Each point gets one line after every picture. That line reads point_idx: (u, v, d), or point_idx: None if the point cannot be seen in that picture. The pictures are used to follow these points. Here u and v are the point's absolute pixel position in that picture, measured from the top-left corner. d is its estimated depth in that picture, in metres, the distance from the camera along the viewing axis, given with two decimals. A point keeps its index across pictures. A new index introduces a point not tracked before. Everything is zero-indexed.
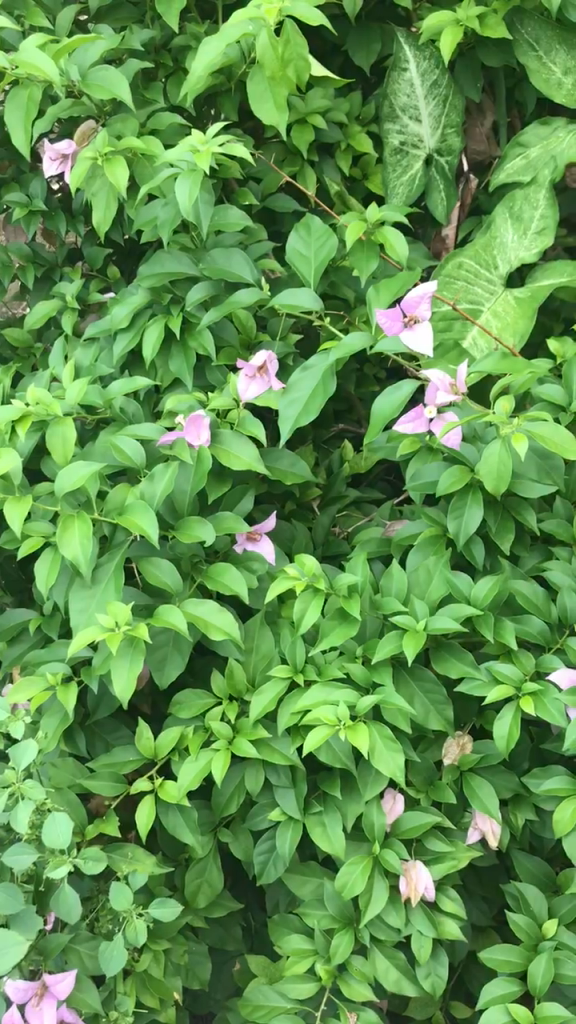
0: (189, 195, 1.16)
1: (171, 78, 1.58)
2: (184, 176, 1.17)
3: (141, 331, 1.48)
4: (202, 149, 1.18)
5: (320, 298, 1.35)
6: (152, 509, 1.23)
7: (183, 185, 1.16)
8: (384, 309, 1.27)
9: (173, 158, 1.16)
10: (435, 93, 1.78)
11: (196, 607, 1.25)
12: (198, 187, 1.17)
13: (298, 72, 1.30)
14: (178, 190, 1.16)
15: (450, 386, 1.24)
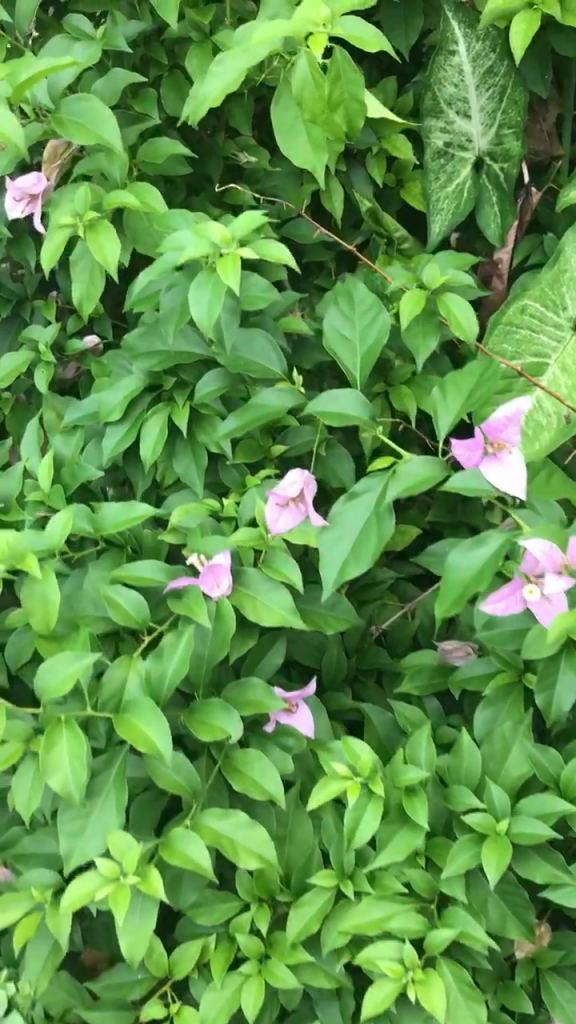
0: (209, 309, 0.84)
1: (167, 83, 1.24)
2: (202, 277, 0.85)
3: (139, 422, 1.18)
4: (224, 243, 0.86)
5: (369, 404, 1.05)
6: (159, 706, 0.95)
7: (200, 291, 0.85)
8: (460, 435, 0.98)
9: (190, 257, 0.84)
10: (490, 84, 1.44)
11: (220, 822, 0.98)
12: (223, 296, 0.85)
13: (349, 115, 0.95)
14: (192, 300, 0.84)
15: (557, 559, 0.93)
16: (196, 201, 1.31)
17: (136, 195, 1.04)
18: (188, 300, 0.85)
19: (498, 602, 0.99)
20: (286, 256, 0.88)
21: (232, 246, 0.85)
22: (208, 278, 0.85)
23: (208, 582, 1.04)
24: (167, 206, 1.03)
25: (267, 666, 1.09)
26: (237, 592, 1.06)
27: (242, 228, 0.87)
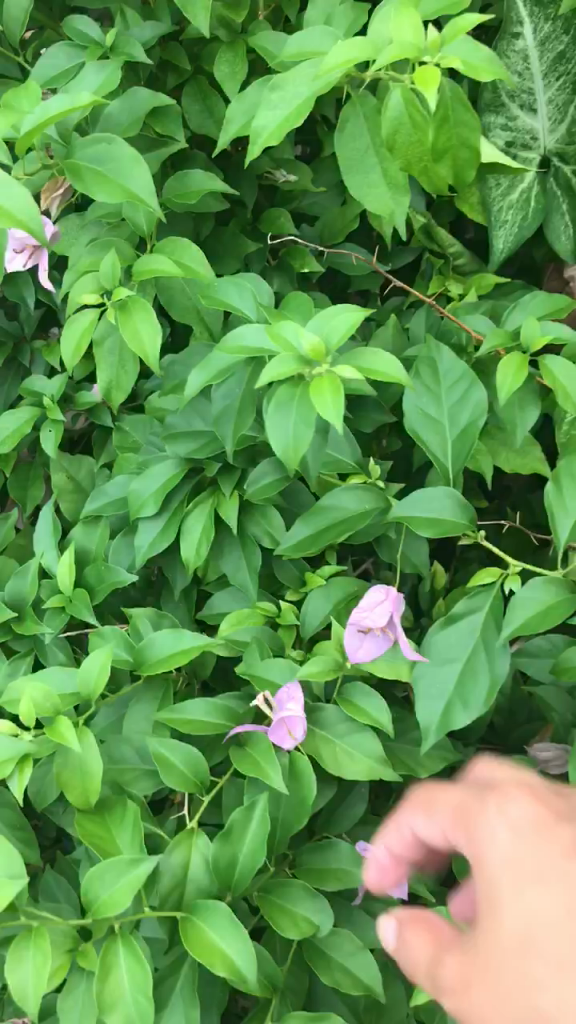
0: (293, 442, 0.68)
1: (189, 95, 1.01)
2: (282, 397, 0.68)
3: (178, 516, 0.98)
4: (314, 359, 0.68)
5: (463, 501, 0.85)
6: (233, 913, 0.76)
7: (280, 416, 0.68)
8: None
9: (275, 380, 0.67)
10: (560, 71, 1.21)
11: None
12: (310, 424, 0.68)
13: (457, 162, 0.74)
14: (270, 428, 0.68)
15: None
16: (227, 231, 1.09)
17: (172, 257, 0.83)
18: (265, 425, 0.68)
19: None
20: (394, 371, 0.70)
21: (326, 366, 0.68)
22: (292, 398, 0.69)
23: (280, 733, 0.85)
24: (212, 271, 0.82)
25: (349, 820, 0.90)
26: (313, 737, 0.87)
27: (338, 338, 0.69)
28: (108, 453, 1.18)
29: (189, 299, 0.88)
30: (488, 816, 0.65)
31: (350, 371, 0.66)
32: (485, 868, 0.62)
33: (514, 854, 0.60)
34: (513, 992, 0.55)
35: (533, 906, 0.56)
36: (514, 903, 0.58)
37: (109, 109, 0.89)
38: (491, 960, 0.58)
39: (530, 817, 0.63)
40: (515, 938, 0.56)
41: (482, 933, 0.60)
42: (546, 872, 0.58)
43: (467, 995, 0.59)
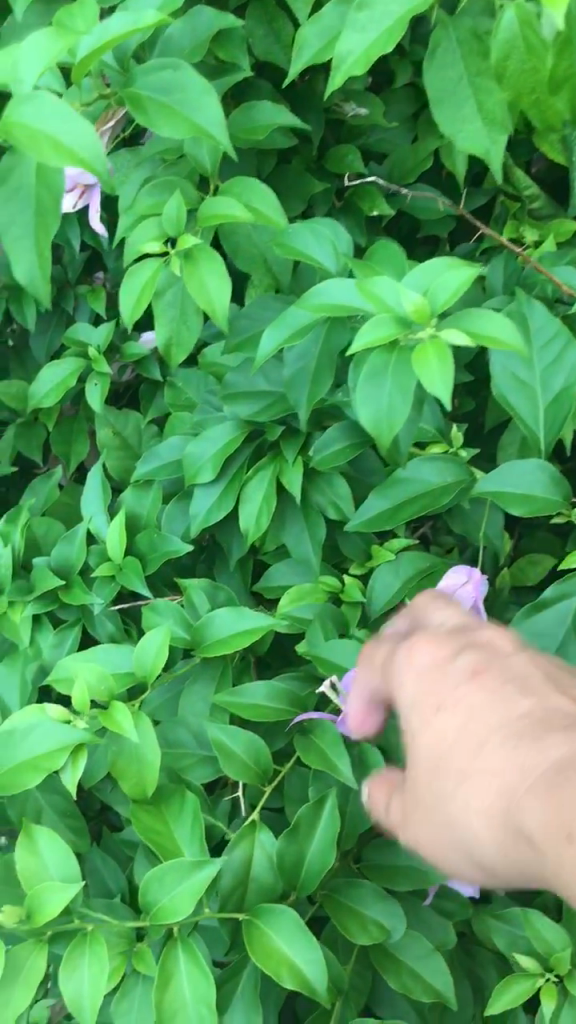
0: (386, 415, 0.61)
1: (254, 17, 0.92)
2: (376, 364, 0.62)
3: (238, 484, 0.91)
4: (417, 319, 0.61)
5: (552, 472, 0.78)
6: (302, 919, 0.71)
7: (374, 386, 0.62)
8: None
9: (371, 340, 0.61)
10: None
11: None
12: (407, 394, 0.61)
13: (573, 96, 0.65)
14: (362, 398, 0.61)
15: None
16: (290, 169, 1.00)
17: (241, 201, 0.75)
18: (356, 396, 0.62)
19: None
20: (509, 338, 0.62)
21: (430, 328, 0.61)
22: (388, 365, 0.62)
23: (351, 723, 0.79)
24: (286, 217, 0.73)
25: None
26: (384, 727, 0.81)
27: (445, 295, 0.62)
28: (157, 409, 1.11)
29: (256, 246, 0.80)
30: (412, 685, 0.58)
31: (458, 334, 0.60)
32: (410, 716, 0.57)
33: (435, 702, 0.56)
34: (474, 816, 0.51)
35: (471, 766, 0.51)
36: (444, 750, 0.53)
37: (170, 31, 0.80)
38: (445, 803, 0.53)
39: (461, 662, 0.57)
40: (458, 786, 0.52)
41: (426, 770, 0.54)
42: (459, 718, 0.53)
43: (439, 831, 0.54)
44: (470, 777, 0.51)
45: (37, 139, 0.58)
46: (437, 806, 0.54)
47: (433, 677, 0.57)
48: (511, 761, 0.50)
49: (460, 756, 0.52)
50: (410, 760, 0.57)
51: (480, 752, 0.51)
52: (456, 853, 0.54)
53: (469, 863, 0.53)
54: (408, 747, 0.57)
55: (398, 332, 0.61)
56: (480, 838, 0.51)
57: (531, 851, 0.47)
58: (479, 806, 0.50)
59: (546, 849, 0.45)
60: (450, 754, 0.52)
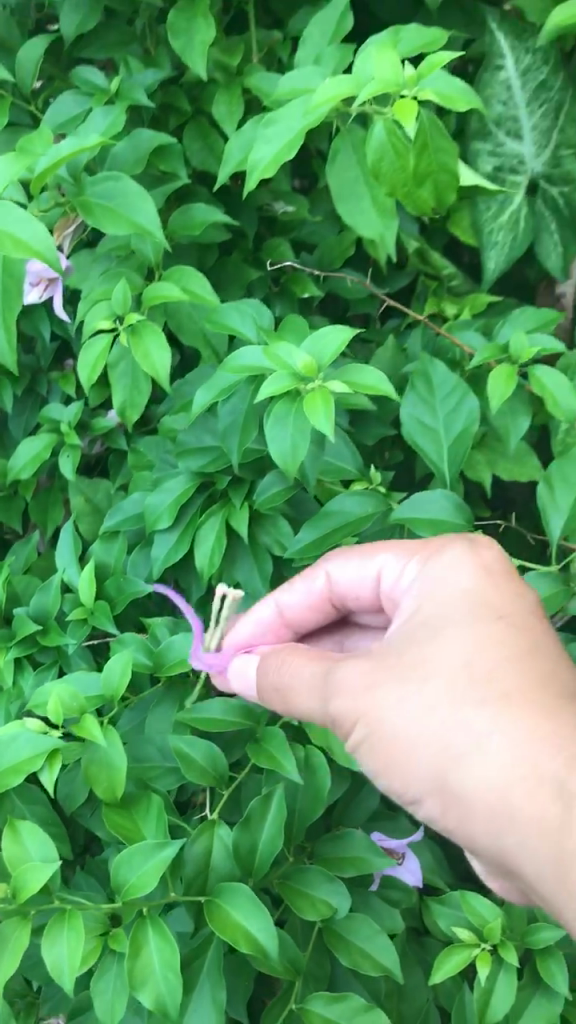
0: (291, 452, 0.73)
1: (190, 135, 1.08)
2: (280, 411, 0.75)
3: (192, 528, 1.03)
4: (307, 374, 0.75)
5: (456, 501, 0.90)
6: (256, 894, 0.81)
7: (278, 428, 0.74)
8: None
9: (275, 389, 0.74)
10: (542, 100, 1.30)
11: (328, 1006, 0.85)
12: (306, 435, 0.74)
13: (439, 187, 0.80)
14: (269, 439, 0.74)
15: None
16: (230, 261, 1.16)
17: (179, 285, 0.89)
18: (265, 439, 0.75)
19: None
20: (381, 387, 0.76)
21: (318, 380, 0.75)
22: (289, 410, 0.75)
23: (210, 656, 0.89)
24: (217, 296, 0.88)
25: (362, 813, 0.94)
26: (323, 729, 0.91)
27: (329, 355, 0.76)
28: (123, 475, 1.24)
29: (195, 322, 0.94)
30: (473, 577, 0.73)
31: (338, 383, 0.74)
32: (468, 607, 0.70)
33: (491, 602, 0.70)
34: (464, 684, 0.64)
35: (491, 656, 0.65)
36: (479, 629, 0.67)
37: (115, 150, 0.96)
38: (443, 658, 0.66)
39: (522, 603, 0.71)
40: (466, 662, 0.65)
41: (449, 632, 0.68)
42: (507, 628, 0.68)
43: (409, 673, 0.67)
44: (485, 667, 0.65)
45: (1, 239, 0.73)
46: (432, 657, 0.67)
47: (489, 585, 0.72)
48: (528, 684, 0.63)
49: (494, 667, 0.64)
50: (434, 616, 0.71)
51: (512, 675, 0.64)
52: (396, 699, 0.66)
53: (401, 710, 0.65)
54: (438, 605, 0.72)
55: (294, 383, 0.75)
56: (457, 708, 0.63)
57: (507, 750, 0.61)
58: (478, 687, 0.64)
59: (539, 761, 0.59)
60: (485, 659, 0.65)
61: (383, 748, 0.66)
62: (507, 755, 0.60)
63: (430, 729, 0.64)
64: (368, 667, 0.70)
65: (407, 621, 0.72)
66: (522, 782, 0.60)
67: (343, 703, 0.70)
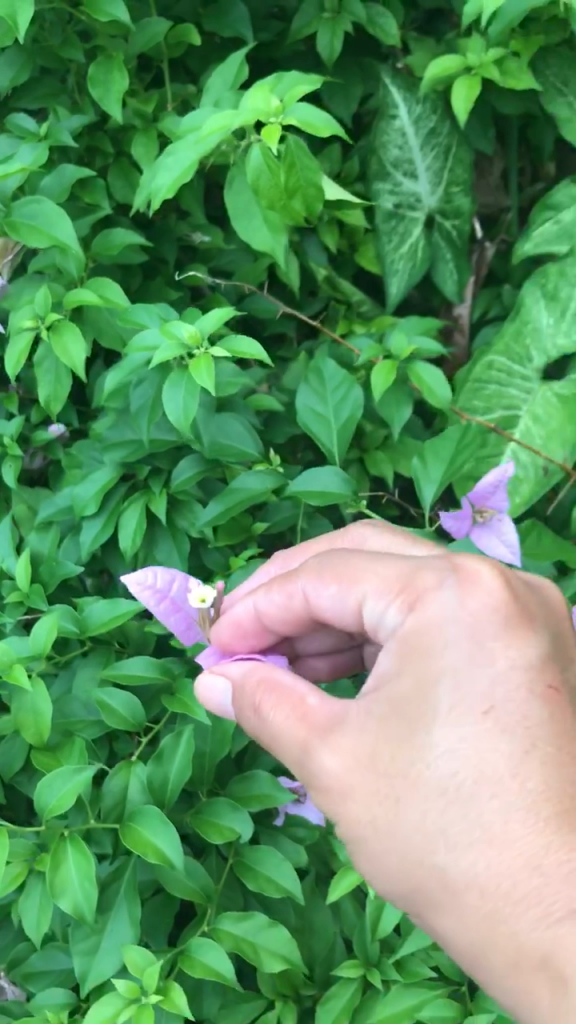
0: (185, 412, 0.85)
1: (115, 174, 1.23)
2: (174, 377, 0.87)
3: (116, 514, 1.15)
4: (193, 343, 0.87)
5: (349, 481, 1.04)
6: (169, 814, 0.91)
7: (173, 392, 0.86)
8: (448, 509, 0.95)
9: (165, 357, 0.86)
10: (434, 144, 1.46)
11: (237, 924, 0.95)
12: (197, 396, 0.86)
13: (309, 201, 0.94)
14: (165, 403, 0.86)
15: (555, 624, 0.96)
16: (154, 284, 1.30)
17: (96, 292, 1.02)
18: (162, 404, 0.86)
19: None
20: (258, 349, 0.88)
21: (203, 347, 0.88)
22: (182, 378, 0.87)
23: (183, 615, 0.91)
24: (128, 300, 1.01)
25: (268, 759, 1.05)
26: None
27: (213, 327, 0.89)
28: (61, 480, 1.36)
29: (113, 327, 1.07)
30: (458, 649, 0.65)
31: (219, 349, 0.86)
32: (454, 698, 0.64)
33: (478, 689, 0.64)
34: (449, 825, 0.62)
35: (472, 783, 0.61)
36: (462, 742, 0.62)
37: (42, 182, 1.10)
38: (420, 776, 0.63)
39: (519, 672, 0.64)
40: (443, 788, 0.62)
41: (428, 738, 0.64)
42: (494, 731, 0.62)
43: (384, 792, 0.64)
44: (462, 794, 0.62)
45: None
46: (410, 771, 0.64)
47: (476, 657, 0.65)
48: (507, 821, 0.60)
49: (480, 804, 0.61)
50: (417, 702, 0.65)
51: (499, 811, 0.60)
52: (373, 816, 0.66)
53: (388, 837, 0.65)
54: (422, 683, 0.66)
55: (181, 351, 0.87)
56: (433, 849, 0.63)
57: (481, 912, 0.60)
58: (453, 824, 0.62)
59: (513, 929, 0.59)
60: (472, 791, 0.61)
61: (375, 858, 0.67)
62: (482, 916, 0.60)
63: (406, 856, 0.64)
64: (342, 770, 0.67)
65: (382, 698, 0.67)
66: (504, 949, 0.60)
67: (332, 807, 0.69)
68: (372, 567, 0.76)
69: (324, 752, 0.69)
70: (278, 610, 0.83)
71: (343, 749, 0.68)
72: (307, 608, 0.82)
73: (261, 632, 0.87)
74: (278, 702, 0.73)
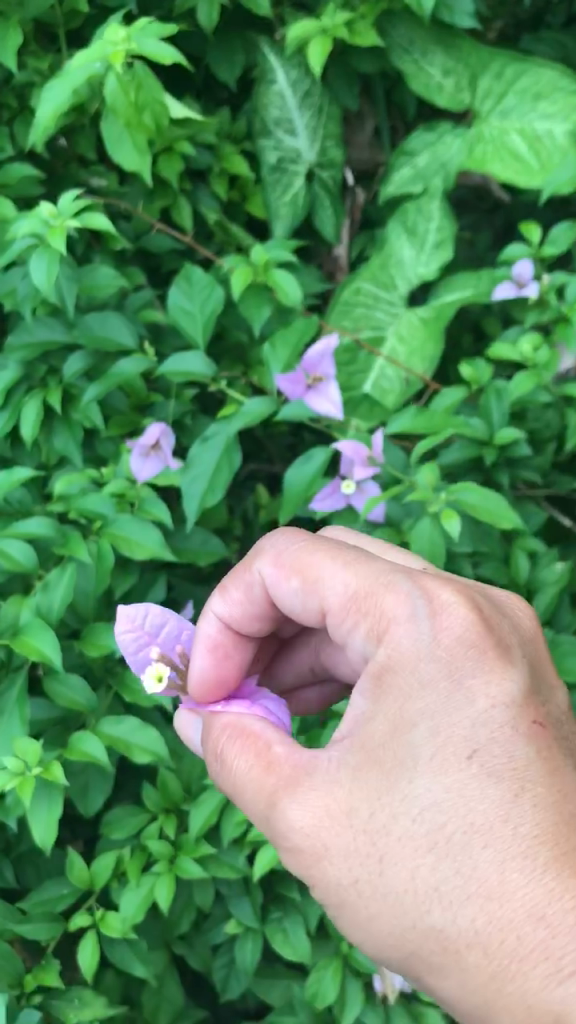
0: (49, 272, 1.11)
1: (18, 123, 1.42)
2: (40, 252, 1.12)
3: (18, 407, 1.31)
4: (53, 216, 1.14)
5: (212, 365, 1.23)
6: (52, 627, 1.09)
7: (39, 260, 1.11)
8: (284, 371, 1.16)
9: (28, 231, 1.12)
10: (309, 104, 1.66)
11: (114, 728, 1.12)
12: (58, 260, 1.11)
13: (156, 117, 1.21)
14: (33, 268, 1.11)
15: (368, 457, 1.14)
16: None
17: None
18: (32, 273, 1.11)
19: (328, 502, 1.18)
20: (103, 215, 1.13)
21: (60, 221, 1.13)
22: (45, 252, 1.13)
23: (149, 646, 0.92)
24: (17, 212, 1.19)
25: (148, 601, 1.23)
26: (111, 533, 1.19)
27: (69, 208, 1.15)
28: None
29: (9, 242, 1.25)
30: (436, 689, 0.72)
31: (70, 219, 1.12)
32: (434, 747, 0.70)
33: (458, 732, 0.70)
34: (442, 884, 0.66)
35: (460, 831, 0.66)
36: (445, 787, 0.68)
37: None
38: (400, 827, 0.68)
39: (496, 717, 0.71)
40: (430, 837, 0.67)
41: (409, 786, 0.69)
42: (477, 773, 0.68)
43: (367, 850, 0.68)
44: (451, 846, 0.66)
45: None
46: (391, 821, 0.68)
47: (454, 697, 0.72)
48: (502, 870, 0.64)
49: (470, 853, 0.66)
50: (393, 747, 0.71)
51: (489, 857, 0.65)
52: (355, 877, 0.70)
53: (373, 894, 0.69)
54: (397, 726, 0.72)
55: (40, 226, 1.13)
56: (425, 908, 0.66)
57: (483, 967, 0.64)
58: (445, 879, 0.66)
59: (520, 988, 0.63)
60: (457, 839, 0.66)
61: (357, 921, 0.71)
62: (484, 974, 0.64)
63: (395, 917, 0.68)
64: (313, 825, 0.71)
65: (358, 746, 0.73)
66: (522, 1008, 0.63)
67: (308, 869, 0.72)
68: (333, 576, 0.84)
69: (291, 804, 0.72)
70: (239, 607, 0.92)
71: (313, 798, 0.71)
72: (267, 594, 0.91)
73: (237, 644, 0.94)
74: (242, 748, 0.78)
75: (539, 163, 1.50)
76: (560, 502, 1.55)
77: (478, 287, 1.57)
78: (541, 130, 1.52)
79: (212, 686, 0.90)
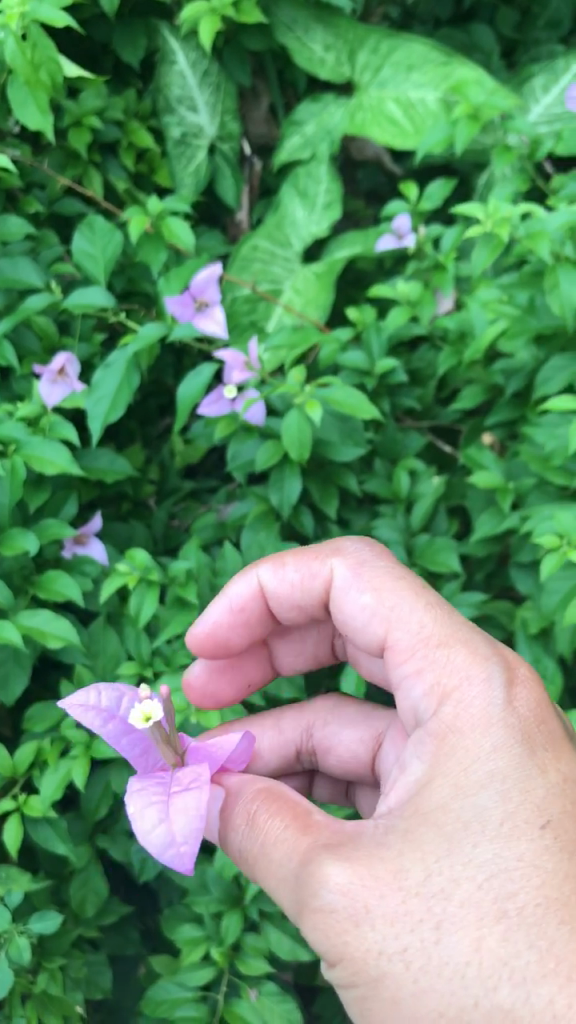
0: None
1: None
2: None
3: None
4: None
5: (112, 297, 1.36)
6: None
7: None
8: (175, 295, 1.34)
9: None
10: (208, 82, 1.80)
11: (29, 619, 1.24)
12: None
13: (51, 74, 1.35)
14: None
15: (245, 362, 1.37)
16: None
17: None
18: None
19: (212, 406, 1.37)
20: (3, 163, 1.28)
21: None
22: None
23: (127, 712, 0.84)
24: None
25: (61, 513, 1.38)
26: (25, 452, 1.30)
27: None
28: None
29: None
30: (509, 754, 0.72)
31: None
32: (504, 811, 0.69)
33: (532, 800, 0.70)
34: (510, 953, 0.62)
35: (529, 900, 0.64)
36: (517, 854, 0.66)
37: None
38: (465, 891, 0.65)
39: (564, 792, 0.71)
40: (498, 906, 0.64)
41: (474, 849, 0.67)
42: (551, 844, 0.67)
43: (426, 912, 0.65)
44: (524, 916, 0.64)
45: None
46: (451, 883, 0.66)
47: (528, 768, 0.72)
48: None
49: (542, 923, 0.63)
50: (460, 810, 0.69)
51: (564, 932, 0.63)
52: (404, 948, 0.64)
53: (424, 964, 0.63)
54: (464, 791, 0.70)
55: None
56: (494, 983, 0.62)
57: None
58: (518, 954, 0.62)
59: None
60: (531, 909, 0.64)
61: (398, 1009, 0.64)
62: None
63: (451, 996, 0.62)
64: (354, 884, 0.66)
65: (416, 809, 0.71)
66: None
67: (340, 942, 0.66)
68: (408, 617, 0.85)
69: (327, 862, 0.68)
70: (293, 585, 1.00)
71: (354, 860, 0.67)
72: (324, 589, 0.97)
73: (261, 608, 1.04)
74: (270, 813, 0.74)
75: (413, 126, 1.68)
76: (443, 434, 1.70)
77: (366, 241, 1.72)
78: (414, 98, 1.69)
79: (219, 635, 1.03)
